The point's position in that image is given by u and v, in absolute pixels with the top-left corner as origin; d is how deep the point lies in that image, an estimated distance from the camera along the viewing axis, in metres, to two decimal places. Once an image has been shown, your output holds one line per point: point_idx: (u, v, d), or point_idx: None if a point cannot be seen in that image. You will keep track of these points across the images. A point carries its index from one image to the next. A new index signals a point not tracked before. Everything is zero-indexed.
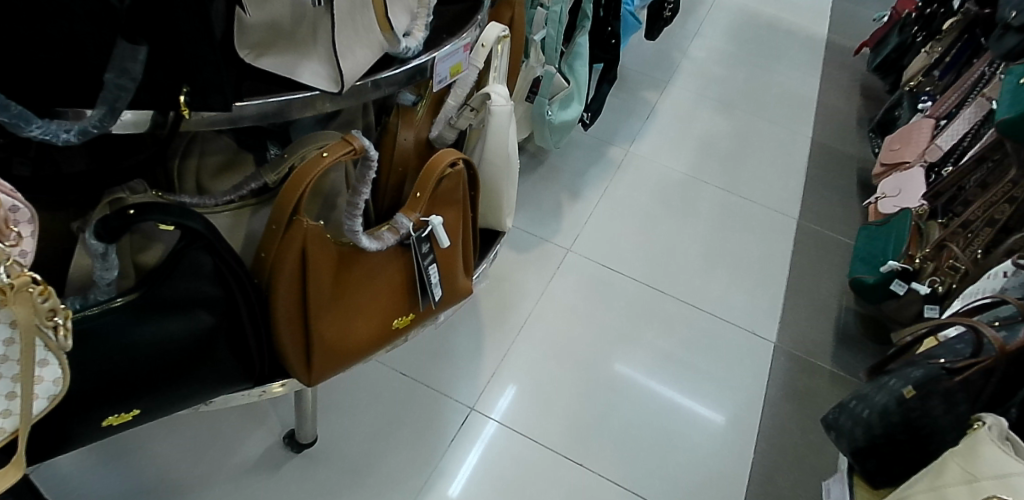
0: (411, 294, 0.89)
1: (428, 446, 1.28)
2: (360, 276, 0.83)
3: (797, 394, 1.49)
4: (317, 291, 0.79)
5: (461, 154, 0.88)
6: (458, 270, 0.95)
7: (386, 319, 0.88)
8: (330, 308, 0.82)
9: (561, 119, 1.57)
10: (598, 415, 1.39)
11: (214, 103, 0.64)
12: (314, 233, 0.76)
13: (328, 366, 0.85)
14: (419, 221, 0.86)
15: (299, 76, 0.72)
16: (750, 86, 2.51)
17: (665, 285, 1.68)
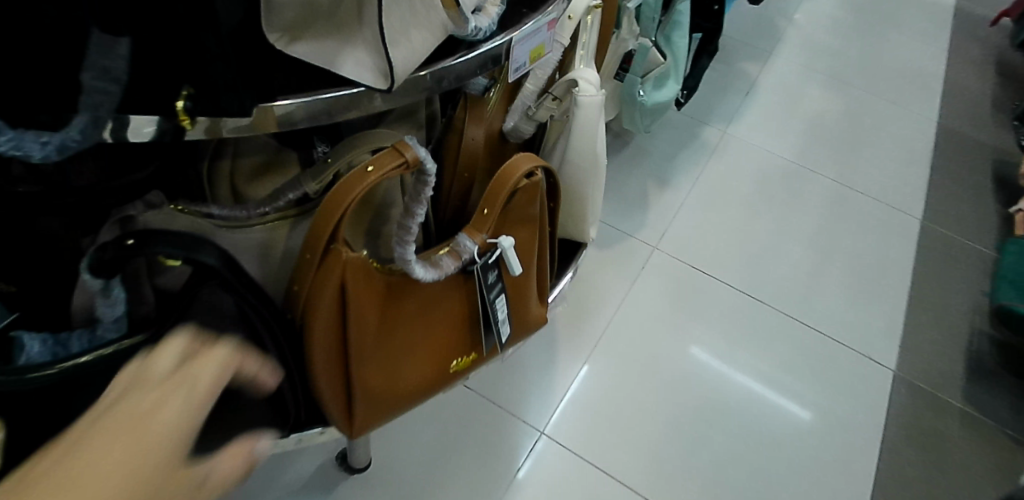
0: (474, 330, 0.76)
1: (493, 470, 1.18)
2: (411, 313, 0.69)
3: (921, 434, 1.35)
4: (360, 334, 0.66)
5: (541, 160, 0.71)
6: (530, 300, 0.80)
7: (442, 360, 0.75)
8: (375, 354, 0.69)
9: (655, 101, 1.37)
10: (686, 446, 1.28)
11: (228, 106, 0.49)
12: (356, 264, 0.62)
13: (373, 415, 0.72)
14: (485, 243, 0.70)
15: (339, 68, 0.56)
16: (865, 58, 2.22)
17: (766, 297, 1.52)
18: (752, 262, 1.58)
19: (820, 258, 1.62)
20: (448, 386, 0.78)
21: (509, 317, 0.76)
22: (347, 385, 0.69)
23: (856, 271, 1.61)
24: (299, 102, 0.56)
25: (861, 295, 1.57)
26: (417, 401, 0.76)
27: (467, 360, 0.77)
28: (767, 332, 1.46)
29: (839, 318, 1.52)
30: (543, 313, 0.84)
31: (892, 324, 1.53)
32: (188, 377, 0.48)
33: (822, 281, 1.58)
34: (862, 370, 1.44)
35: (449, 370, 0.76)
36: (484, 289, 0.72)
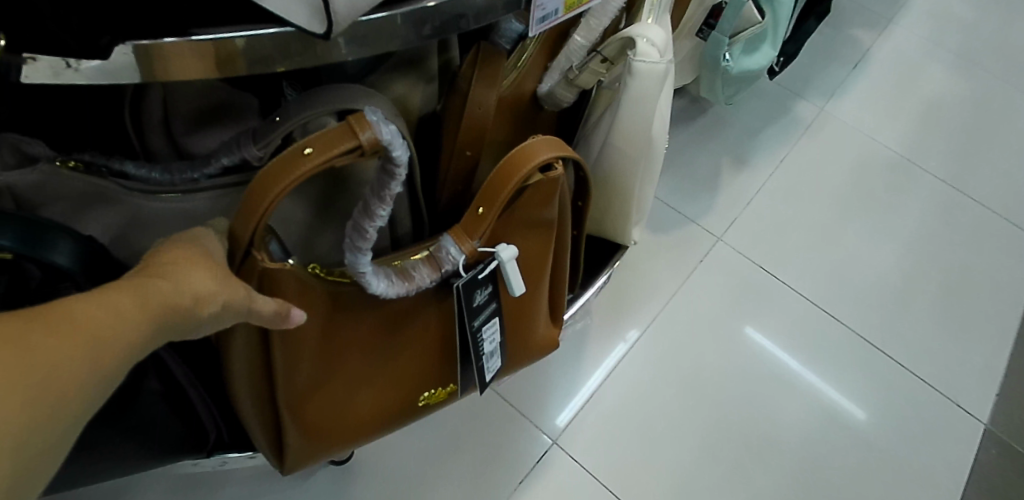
0: (453, 358, 0.63)
1: (493, 477, 1.05)
2: (369, 339, 0.56)
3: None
4: (296, 363, 0.53)
5: (565, 149, 0.54)
6: (530, 322, 0.67)
7: (408, 392, 0.63)
8: (318, 387, 0.56)
9: (742, 68, 1.14)
10: (720, 480, 1.11)
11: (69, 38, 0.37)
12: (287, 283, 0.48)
13: (310, 450, 0.61)
14: (476, 252, 0.54)
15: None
16: (1008, 36, 1.88)
17: (841, 312, 1.30)
18: (832, 270, 1.35)
19: (916, 274, 1.37)
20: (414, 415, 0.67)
21: (500, 343, 0.62)
22: (279, 416, 0.57)
23: (956, 294, 1.36)
24: (208, 41, 0.41)
25: (957, 325, 1.32)
26: (373, 432, 0.65)
27: (442, 393, 0.65)
28: (840, 355, 1.25)
29: (928, 350, 1.28)
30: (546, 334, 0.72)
31: (991, 365, 1.28)
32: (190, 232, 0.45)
33: (916, 303, 1.34)
34: (945, 416, 1.21)
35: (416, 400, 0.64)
36: (468, 313, 0.56)
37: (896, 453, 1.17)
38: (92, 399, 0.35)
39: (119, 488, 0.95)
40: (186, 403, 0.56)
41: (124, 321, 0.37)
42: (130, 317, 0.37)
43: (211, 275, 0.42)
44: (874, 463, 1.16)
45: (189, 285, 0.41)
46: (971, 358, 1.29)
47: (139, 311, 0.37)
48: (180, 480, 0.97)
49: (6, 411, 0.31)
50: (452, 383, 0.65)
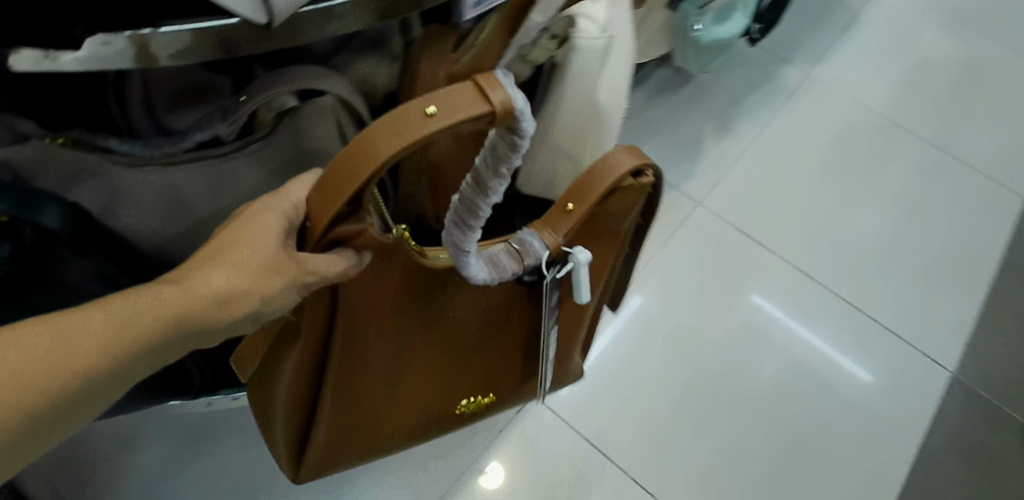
0: (494, 375, 0.79)
1: (475, 429, 1.12)
2: (421, 353, 0.71)
3: (970, 448, 1.20)
4: (346, 369, 0.66)
5: (643, 158, 0.65)
6: (562, 354, 0.84)
7: (450, 398, 0.79)
8: (353, 387, 0.69)
9: (713, 38, 1.17)
10: (692, 430, 1.18)
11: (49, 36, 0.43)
12: (347, 299, 0.60)
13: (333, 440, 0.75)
14: (559, 249, 0.64)
15: None
16: None
17: (817, 272, 1.34)
18: (812, 232, 1.39)
19: (894, 234, 1.41)
20: (446, 422, 0.82)
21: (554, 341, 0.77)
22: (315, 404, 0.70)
23: (933, 253, 1.40)
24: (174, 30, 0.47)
25: (934, 282, 1.36)
26: (402, 430, 0.80)
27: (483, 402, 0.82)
28: (818, 313, 1.30)
29: (903, 307, 1.33)
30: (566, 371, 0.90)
31: (965, 320, 1.33)
32: (258, 209, 0.52)
33: (894, 262, 1.38)
34: (917, 369, 1.27)
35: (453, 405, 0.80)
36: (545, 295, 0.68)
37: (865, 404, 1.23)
38: (103, 383, 0.47)
39: (132, 437, 1.04)
40: None
41: (145, 323, 0.48)
42: (150, 325, 0.48)
43: (248, 273, 0.51)
44: (843, 414, 1.22)
45: (195, 294, 0.50)
46: (945, 314, 1.33)
47: (159, 321, 0.49)
48: (187, 432, 1.05)
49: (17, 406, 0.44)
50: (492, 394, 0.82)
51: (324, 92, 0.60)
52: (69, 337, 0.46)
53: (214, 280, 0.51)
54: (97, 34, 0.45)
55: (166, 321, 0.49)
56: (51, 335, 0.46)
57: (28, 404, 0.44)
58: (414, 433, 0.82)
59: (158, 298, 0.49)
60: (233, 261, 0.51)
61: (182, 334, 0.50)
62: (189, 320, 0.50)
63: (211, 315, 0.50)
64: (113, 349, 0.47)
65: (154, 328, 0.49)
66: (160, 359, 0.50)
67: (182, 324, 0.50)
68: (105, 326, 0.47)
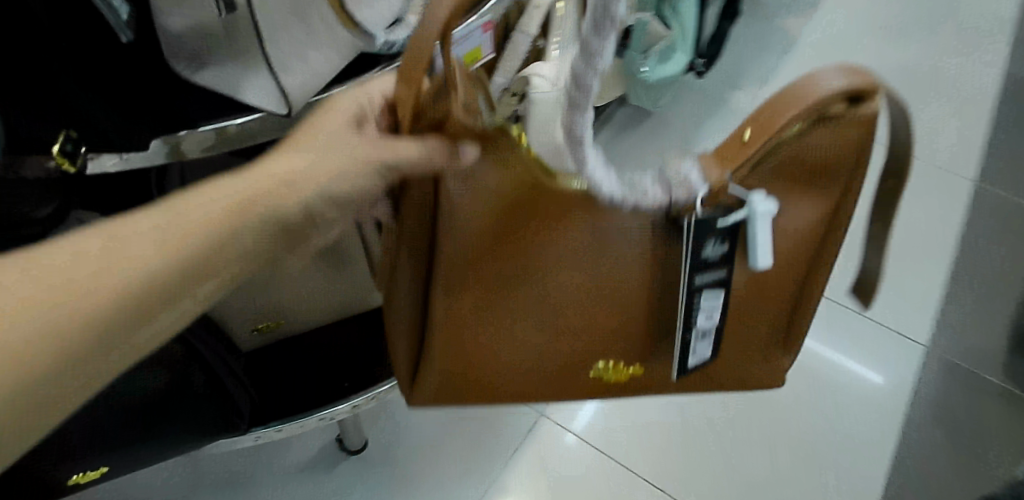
0: (621, 338, 0.67)
1: (492, 449, 1.23)
2: (542, 298, 0.63)
3: (950, 410, 1.31)
4: (455, 298, 0.61)
5: (857, 82, 0.52)
6: (769, 352, 0.73)
7: (562, 352, 0.68)
8: (471, 320, 0.63)
9: (660, 76, 1.31)
10: (690, 425, 1.28)
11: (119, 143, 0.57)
12: (470, 222, 0.56)
13: (444, 389, 0.70)
14: (727, 188, 0.56)
15: (242, 95, 0.56)
16: None
17: None
18: None
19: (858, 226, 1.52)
20: (564, 379, 0.71)
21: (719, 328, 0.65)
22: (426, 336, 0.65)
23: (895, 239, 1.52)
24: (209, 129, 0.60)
25: (898, 266, 1.48)
26: (515, 389, 0.71)
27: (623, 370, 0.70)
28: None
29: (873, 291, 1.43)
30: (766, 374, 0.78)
31: (931, 297, 1.44)
32: (312, 128, 0.55)
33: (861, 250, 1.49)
34: (890, 345, 1.37)
35: (584, 370, 0.70)
36: (695, 250, 0.57)
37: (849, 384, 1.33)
38: (157, 290, 0.49)
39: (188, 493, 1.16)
40: (220, 379, 0.70)
41: (195, 221, 0.50)
42: (199, 224, 0.50)
43: (301, 167, 0.52)
44: (828, 394, 1.32)
45: (260, 193, 0.52)
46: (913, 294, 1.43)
47: (206, 220, 0.50)
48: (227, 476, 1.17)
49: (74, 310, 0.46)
50: (639, 363, 0.70)
51: None
52: (112, 252, 0.48)
53: (282, 175, 0.52)
54: (156, 138, 0.59)
55: (216, 230, 0.50)
56: (100, 248, 0.48)
57: (78, 324, 0.47)
58: (521, 392, 0.72)
59: (210, 205, 0.51)
60: (300, 155, 0.53)
61: (243, 235, 0.51)
62: (237, 218, 0.51)
63: (269, 216, 0.52)
64: (165, 258, 0.49)
65: (209, 236, 0.50)
66: (225, 269, 0.52)
67: (241, 227, 0.51)
68: (159, 234, 0.49)
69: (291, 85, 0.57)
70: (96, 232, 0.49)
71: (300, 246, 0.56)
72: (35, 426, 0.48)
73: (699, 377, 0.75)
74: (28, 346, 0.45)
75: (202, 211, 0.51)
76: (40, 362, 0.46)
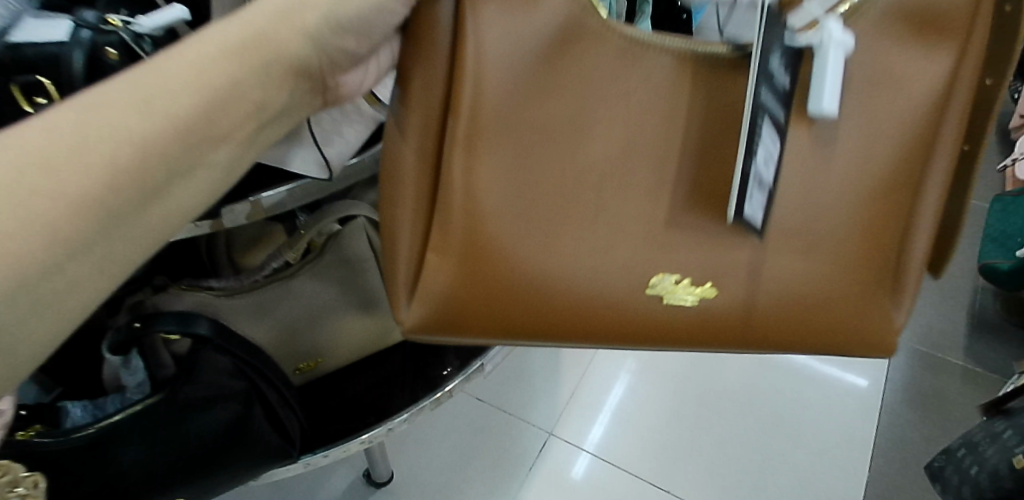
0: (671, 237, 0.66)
1: (510, 469, 1.35)
2: (575, 160, 0.63)
3: (919, 395, 1.50)
4: (473, 152, 0.62)
5: None
6: (853, 299, 0.68)
7: (593, 254, 0.65)
8: (484, 165, 0.62)
9: None
10: (689, 430, 1.44)
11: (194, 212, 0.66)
12: (502, 68, 0.60)
13: (457, 283, 0.66)
14: None
15: (289, 165, 0.67)
16: None
17: None
18: None
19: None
20: (606, 298, 0.66)
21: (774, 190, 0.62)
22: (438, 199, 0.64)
23: None
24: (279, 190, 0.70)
25: None
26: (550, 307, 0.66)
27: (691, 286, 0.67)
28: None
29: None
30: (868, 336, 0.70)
31: None
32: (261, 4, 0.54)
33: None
34: None
35: (625, 283, 0.66)
36: (767, 80, 0.53)
37: (814, 384, 1.51)
38: (161, 167, 0.49)
39: None
40: (281, 419, 0.80)
41: (186, 93, 0.50)
42: (192, 97, 0.50)
43: (263, 31, 0.54)
44: (807, 400, 1.48)
45: (256, 41, 0.54)
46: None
47: (199, 91, 0.50)
48: None
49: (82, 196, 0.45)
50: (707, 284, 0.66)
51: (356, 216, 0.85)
52: (108, 109, 0.47)
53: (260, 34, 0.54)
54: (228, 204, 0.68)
55: (212, 84, 0.51)
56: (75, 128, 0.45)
57: (99, 190, 0.46)
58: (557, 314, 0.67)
59: (204, 55, 0.51)
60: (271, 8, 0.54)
61: (246, 82, 0.53)
62: (230, 93, 0.52)
63: (251, 84, 0.53)
64: (174, 116, 0.49)
65: (210, 90, 0.51)
66: (232, 132, 0.53)
67: (242, 82, 0.53)
68: (151, 88, 0.48)
69: (332, 155, 0.69)
70: (68, 113, 0.45)
71: (296, 114, 0.59)
72: (71, 311, 0.47)
73: (785, 290, 0.67)
74: (61, 220, 0.44)
75: (192, 66, 0.50)
76: (73, 231, 0.45)
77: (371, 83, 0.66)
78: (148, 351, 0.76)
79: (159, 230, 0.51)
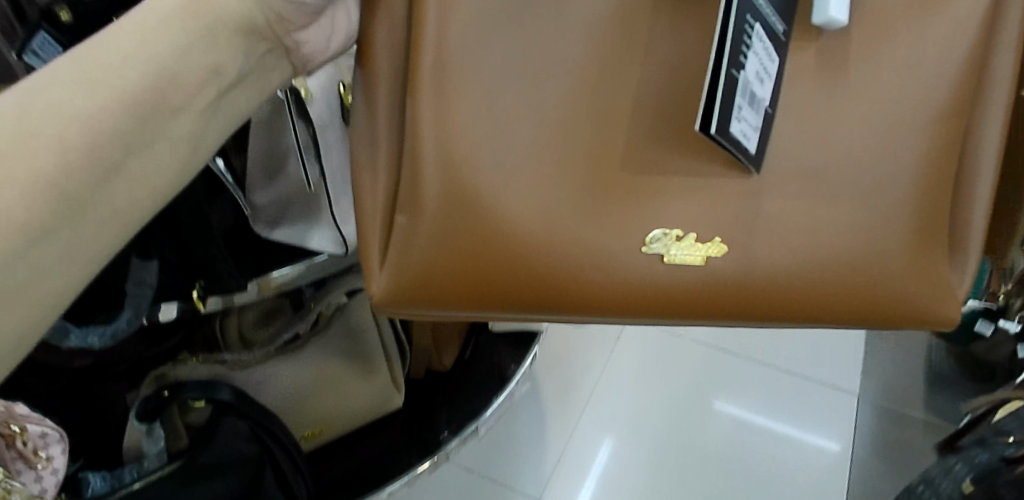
0: (666, 182, 0.63)
1: None
2: (545, 82, 0.61)
3: (900, 443, 1.49)
4: (446, 108, 0.61)
5: None
6: (885, 251, 0.65)
7: (593, 207, 0.63)
8: (459, 99, 0.61)
9: None
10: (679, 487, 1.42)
11: (229, 286, 0.73)
12: (463, 18, 0.60)
13: (432, 242, 0.64)
14: None
15: (309, 244, 0.75)
16: None
17: (733, 346, 1.58)
18: None
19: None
20: (605, 258, 0.63)
21: (768, 112, 0.58)
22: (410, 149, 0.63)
23: None
24: (293, 268, 0.79)
25: None
26: (546, 268, 0.64)
27: (689, 242, 0.63)
28: (768, 389, 1.52)
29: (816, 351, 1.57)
30: (907, 296, 0.67)
31: None
32: None
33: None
34: None
35: (624, 240, 0.63)
36: None
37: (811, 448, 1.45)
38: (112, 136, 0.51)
39: None
40: (291, 485, 0.84)
41: (124, 66, 0.51)
42: (135, 67, 0.51)
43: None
44: (794, 455, 1.44)
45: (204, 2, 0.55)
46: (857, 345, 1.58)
47: (143, 61, 0.52)
48: None
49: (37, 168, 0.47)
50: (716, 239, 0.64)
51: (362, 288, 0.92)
52: (41, 92, 0.48)
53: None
54: (252, 280, 0.78)
55: (159, 54, 0.52)
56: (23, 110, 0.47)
57: (52, 169, 0.48)
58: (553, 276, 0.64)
59: (152, 26, 0.53)
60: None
61: (192, 47, 0.54)
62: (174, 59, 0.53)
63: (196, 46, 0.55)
64: (123, 87, 0.51)
65: (161, 61, 0.53)
66: (191, 102, 0.55)
67: (185, 47, 0.54)
68: (98, 67, 0.50)
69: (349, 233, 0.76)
70: (20, 93, 0.48)
71: (258, 78, 0.61)
72: (49, 292, 0.50)
73: (792, 265, 0.64)
74: (16, 206, 0.46)
75: (142, 39, 0.52)
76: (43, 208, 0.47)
77: (340, 44, 0.65)
78: (167, 421, 0.81)
79: (128, 203, 0.54)
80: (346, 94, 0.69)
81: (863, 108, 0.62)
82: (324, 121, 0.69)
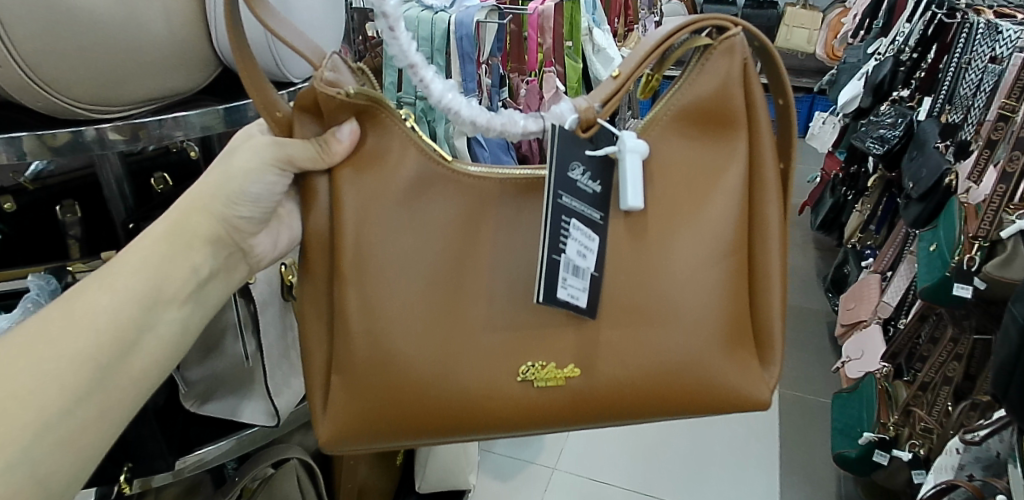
0: (530, 326, 0.63)
1: None
2: (455, 243, 0.62)
3: None
4: (363, 280, 0.61)
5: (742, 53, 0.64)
6: (716, 361, 0.65)
7: (505, 354, 0.63)
8: (378, 258, 0.61)
9: None
10: None
11: (158, 467, 0.73)
12: (364, 194, 0.61)
13: (360, 398, 0.63)
14: (589, 122, 0.59)
15: (241, 415, 0.77)
16: None
17: (659, 490, 1.57)
18: (652, 455, 1.67)
19: (696, 443, 1.71)
20: (516, 399, 0.63)
21: (597, 275, 0.61)
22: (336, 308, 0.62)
23: None
24: (223, 445, 0.79)
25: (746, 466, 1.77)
26: (462, 410, 0.63)
27: (549, 368, 0.64)
28: None
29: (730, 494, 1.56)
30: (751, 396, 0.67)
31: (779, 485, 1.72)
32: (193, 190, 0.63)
33: (714, 457, 1.66)
34: None
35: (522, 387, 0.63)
36: (568, 189, 0.58)
37: None
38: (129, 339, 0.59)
39: None
40: None
41: (128, 280, 0.59)
42: (136, 279, 0.60)
43: (201, 209, 0.62)
44: None
45: (183, 220, 0.62)
46: (761, 486, 1.58)
47: (145, 274, 0.60)
48: None
49: (49, 372, 0.54)
50: (572, 364, 0.64)
51: (290, 459, 0.92)
52: (46, 315, 0.56)
53: (196, 209, 0.62)
54: (180, 457, 0.77)
55: (160, 265, 0.61)
56: (59, 314, 0.56)
57: None
58: (470, 414, 0.63)
59: (148, 240, 0.61)
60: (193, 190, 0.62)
61: (178, 253, 0.62)
62: (172, 265, 0.61)
63: (185, 256, 0.62)
64: (128, 290, 0.59)
65: (153, 265, 0.60)
66: (182, 294, 0.62)
67: (174, 254, 0.61)
68: (110, 279, 0.59)
69: (282, 403, 0.79)
70: (54, 307, 0.57)
71: (225, 277, 0.66)
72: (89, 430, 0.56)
73: (633, 378, 0.64)
74: None
75: (140, 254, 0.60)
76: None
77: (286, 246, 0.70)
78: None
79: (147, 368, 0.60)
80: (287, 274, 0.74)
81: (690, 249, 0.64)
82: (266, 297, 0.76)
